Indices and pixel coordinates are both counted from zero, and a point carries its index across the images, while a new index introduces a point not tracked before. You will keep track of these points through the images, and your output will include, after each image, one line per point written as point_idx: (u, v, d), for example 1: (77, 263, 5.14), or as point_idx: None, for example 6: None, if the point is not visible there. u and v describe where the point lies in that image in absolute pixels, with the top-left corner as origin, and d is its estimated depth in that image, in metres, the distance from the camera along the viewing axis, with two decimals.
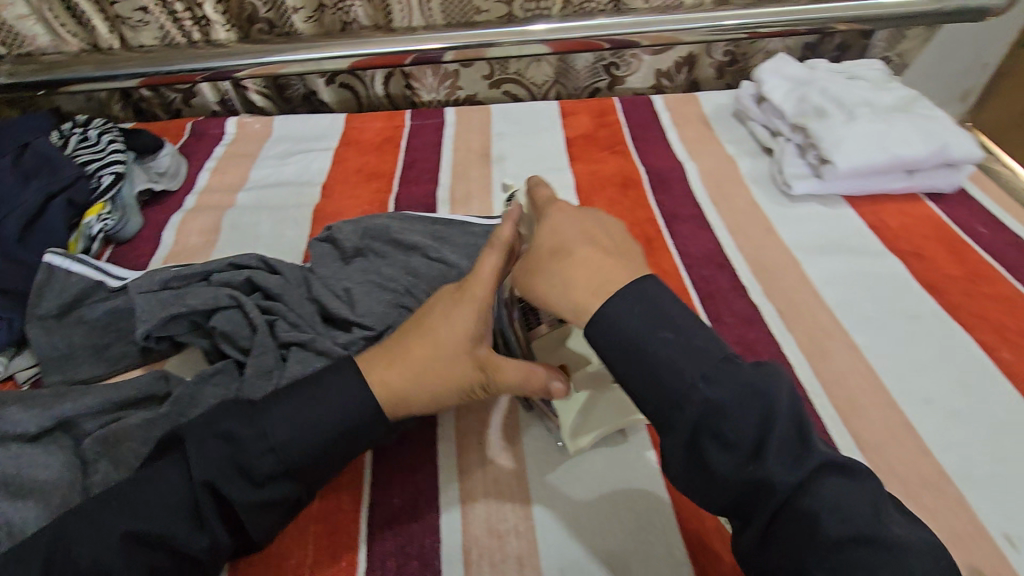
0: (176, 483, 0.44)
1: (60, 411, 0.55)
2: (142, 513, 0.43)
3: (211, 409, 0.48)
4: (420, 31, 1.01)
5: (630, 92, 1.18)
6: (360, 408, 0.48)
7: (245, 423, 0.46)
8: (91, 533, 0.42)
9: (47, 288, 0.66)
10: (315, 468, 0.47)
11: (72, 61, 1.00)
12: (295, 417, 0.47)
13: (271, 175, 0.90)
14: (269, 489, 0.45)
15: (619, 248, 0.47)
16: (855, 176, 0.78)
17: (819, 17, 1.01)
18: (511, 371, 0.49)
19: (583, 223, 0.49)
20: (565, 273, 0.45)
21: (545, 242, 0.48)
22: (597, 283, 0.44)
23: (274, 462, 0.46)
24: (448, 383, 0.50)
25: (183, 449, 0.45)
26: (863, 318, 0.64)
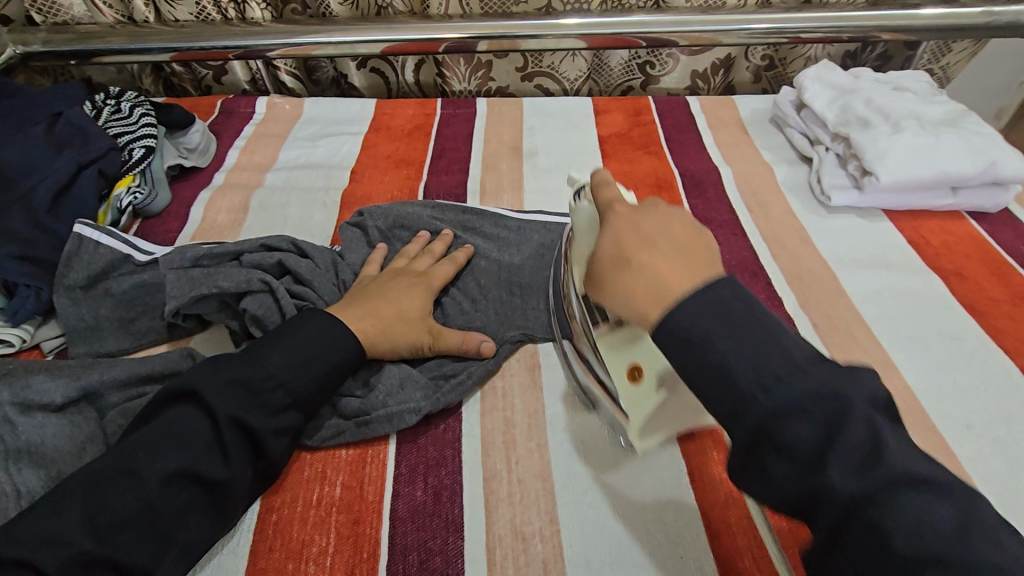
0: (196, 425, 0.47)
1: (86, 382, 0.54)
2: (167, 453, 0.46)
3: (210, 361, 0.51)
4: (456, 20, 0.99)
5: (663, 91, 1.16)
6: (343, 346, 0.54)
7: (254, 370, 0.50)
8: (127, 479, 0.44)
9: (75, 259, 0.66)
10: (315, 396, 0.53)
11: (107, 33, 0.99)
12: (292, 357, 0.52)
13: (300, 157, 0.89)
14: (283, 418, 0.50)
15: (685, 252, 0.44)
16: (898, 191, 0.76)
17: (866, 25, 0.98)
18: (451, 335, 0.60)
19: (646, 227, 0.47)
20: (629, 283, 0.43)
21: (607, 251, 0.46)
22: (655, 290, 0.42)
23: (283, 397, 0.50)
24: (398, 340, 0.58)
25: (196, 397, 0.48)
26: (904, 339, 0.64)
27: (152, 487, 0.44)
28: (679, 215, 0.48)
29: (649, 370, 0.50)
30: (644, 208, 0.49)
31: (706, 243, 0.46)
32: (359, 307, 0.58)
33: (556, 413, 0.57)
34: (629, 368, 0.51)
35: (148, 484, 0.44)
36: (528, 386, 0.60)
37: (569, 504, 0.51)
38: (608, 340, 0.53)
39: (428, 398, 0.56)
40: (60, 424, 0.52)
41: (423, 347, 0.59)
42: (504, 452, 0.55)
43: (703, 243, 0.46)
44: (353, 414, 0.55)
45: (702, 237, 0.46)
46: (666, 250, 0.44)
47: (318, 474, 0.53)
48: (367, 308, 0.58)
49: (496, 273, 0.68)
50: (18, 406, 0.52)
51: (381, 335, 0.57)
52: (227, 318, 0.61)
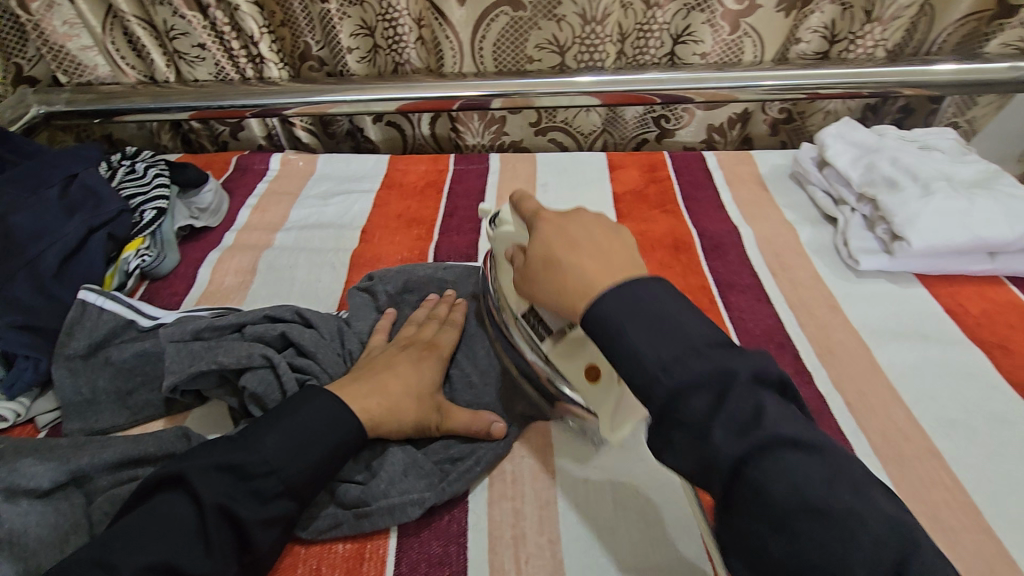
0: (180, 515, 0.44)
1: (75, 465, 0.52)
2: (146, 545, 0.42)
3: (203, 445, 0.49)
4: (470, 78, 1.00)
5: (679, 145, 1.15)
6: (342, 424, 0.51)
7: (248, 454, 0.47)
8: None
9: (77, 327, 0.64)
10: (311, 484, 0.49)
11: (128, 92, 1.01)
12: (288, 440, 0.48)
13: (312, 216, 0.88)
14: (274, 506, 0.47)
15: (609, 248, 0.48)
16: (930, 255, 0.72)
17: (887, 80, 0.96)
18: (461, 415, 0.56)
19: (570, 232, 0.50)
20: (562, 282, 0.47)
21: (537, 252, 0.50)
22: (585, 288, 0.45)
23: (276, 484, 0.47)
24: (406, 418, 0.55)
25: (183, 484, 0.45)
26: (947, 421, 0.59)
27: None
28: (596, 217, 0.52)
29: (602, 368, 0.52)
30: (570, 213, 0.52)
31: (625, 240, 0.50)
32: (363, 382, 0.55)
33: (572, 505, 0.53)
34: (585, 369, 0.53)
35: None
36: (540, 472, 0.56)
37: None
38: (561, 350, 0.55)
39: (431, 488, 0.53)
40: (43, 512, 0.49)
41: (429, 426, 0.56)
42: (513, 549, 0.50)
43: (625, 246, 0.49)
44: (353, 504, 0.51)
45: (620, 237, 0.50)
46: (594, 256, 0.47)
47: (312, 572, 0.49)
48: (371, 384, 0.55)
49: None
50: (2, 492, 0.49)
51: (386, 416, 0.54)
52: (226, 393, 0.58)
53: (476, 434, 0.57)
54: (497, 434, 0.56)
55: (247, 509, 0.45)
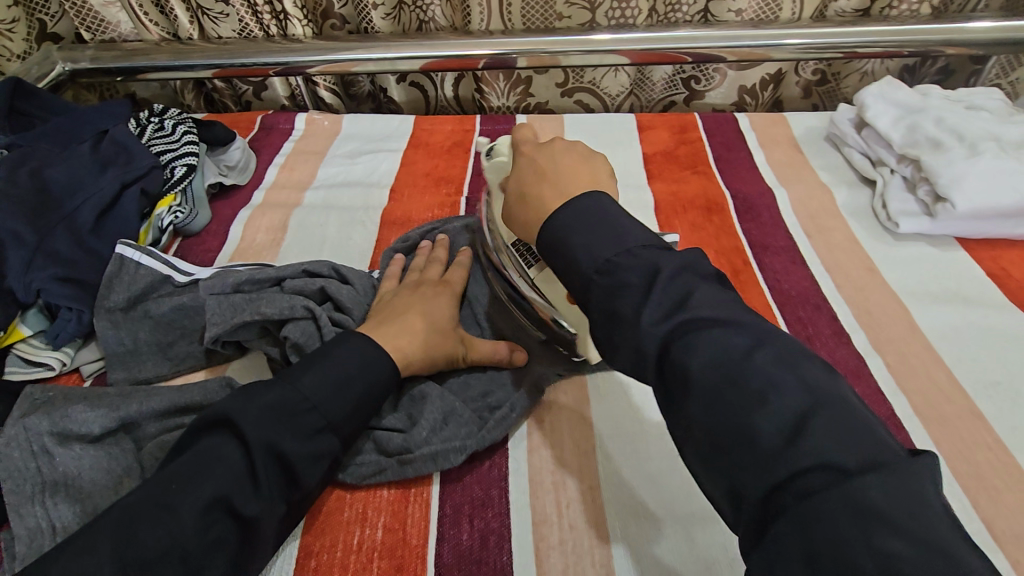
0: (228, 453, 0.44)
1: (124, 413, 0.53)
2: (199, 483, 0.43)
3: (242, 389, 0.49)
4: (498, 35, 0.97)
5: (708, 107, 1.12)
6: (379, 365, 0.51)
7: (288, 392, 0.47)
8: (158, 514, 0.41)
9: (116, 281, 0.65)
10: (350, 419, 0.50)
11: (151, 50, 0.99)
12: (327, 379, 0.49)
13: (339, 175, 0.88)
14: (319, 443, 0.47)
15: (575, 171, 0.52)
16: (974, 218, 0.70)
17: (931, 38, 0.93)
18: (483, 344, 0.58)
19: (542, 163, 0.53)
20: (526, 210, 0.52)
21: (512, 189, 0.54)
22: (536, 210, 0.50)
23: (318, 419, 0.48)
24: (435, 349, 0.56)
25: (230, 425, 0.46)
26: (989, 383, 0.58)
27: (183, 522, 0.41)
28: (572, 147, 0.55)
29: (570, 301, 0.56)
30: (549, 146, 0.55)
31: (596, 163, 0.54)
32: (394, 325, 0.55)
33: (611, 455, 0.54)
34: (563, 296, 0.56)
35: (179, 518, 0.41)
36: (577, 424, 0.56)
37: (625, 557, 0.47)
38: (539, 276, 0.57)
39: (472, 435, 0.53)
40: (98, 456, 0.51)
41: (457, 358, 0.57)
42: (555, 495, 0.51)
43: (593, 164, 0.53)
44: (395, 451, 0.52)
45: (587, 162, 0.53)
46: (553, 178, 0.51)
47: (359, 515, 0.50)
48: (400, 325, 0.55)
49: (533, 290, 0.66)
50: (56, 437, 0.51)
51: (416, 347, 0.55)
52: (267, 345, 0.59)
53: (499, 363, 0.58)
54: (520, 361, 0.58)
55: (291, 445, 0.46)
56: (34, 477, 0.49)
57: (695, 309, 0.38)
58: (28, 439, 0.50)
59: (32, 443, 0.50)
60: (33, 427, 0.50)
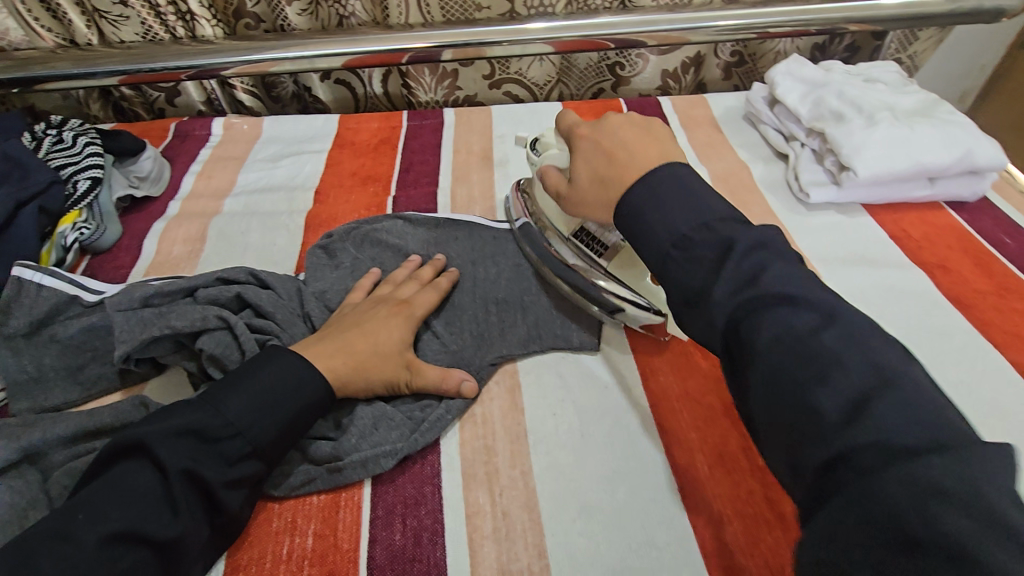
0: (144, 480, 0.42)
1: (27, 442, 0.50)
2: (110, 513, 0.41)
3: (159, 412, 0.46)
4: (417, 29, 0.96)
5: (635, 92, 1.14)
6: (309, 386, 0.50)
7: (210, 416, 0.46)
8: (59, 549, 0.39)
9: (15, 305, 0.61)
10: (279, 442, 0.48)
11: (46, 58, 0.93)
12: (253, 401, 0.47)
13: (261, 179, 0.85)
14: (241, 468, 0.46)
15: (644, 145, 0.52)
16: (875, 184, 0.75)
17: (835, 17, 0.97)
18: (431, 371, 0.55)
19: (604, 142, 0.53)
20: (606, 196, 0.52)
21: (582, 173, 0.54)
22: (614, 181, 0.51)
23: (243, 445, 0.46)
24: (377, 378, 0.54)
25: (146, 453, 0.43)
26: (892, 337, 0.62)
27: (88, 554, 0.39)
28: (628, 118, 0.55)
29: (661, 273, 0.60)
30: (602, 124, 0.56)
31: (658, 132, 0.54)
32: (331, 344, 0.53)
33: (542, 438, 0.54)
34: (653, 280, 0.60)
35: (83, 549, 0.39)
36: (509, 411, 0.56)
37: (557, 535, 0.48)
38: (619, 261, 0.61)
39: (404, 439, 0.53)
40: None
41: (400, 384, 0.55)
42: (487, 484, 0.51)
43: (658, 136, 0.53)
44: (324, 459, 0.51)
45: (651, 133, 0.53)
46: (624, 158, 0.51)
47: (288, 524, 0.49)
48: (339, 345, 0.53)
49: (471, 286, 0.65)
50: None
51: (355, 373, 0.53)
52: (183, 359, 0.57)
53: (446, 392, 0.56)
54: (467, 393, 0.55)
55: (214, 467, 0.44)
56: None
57: None
58: None
59: None
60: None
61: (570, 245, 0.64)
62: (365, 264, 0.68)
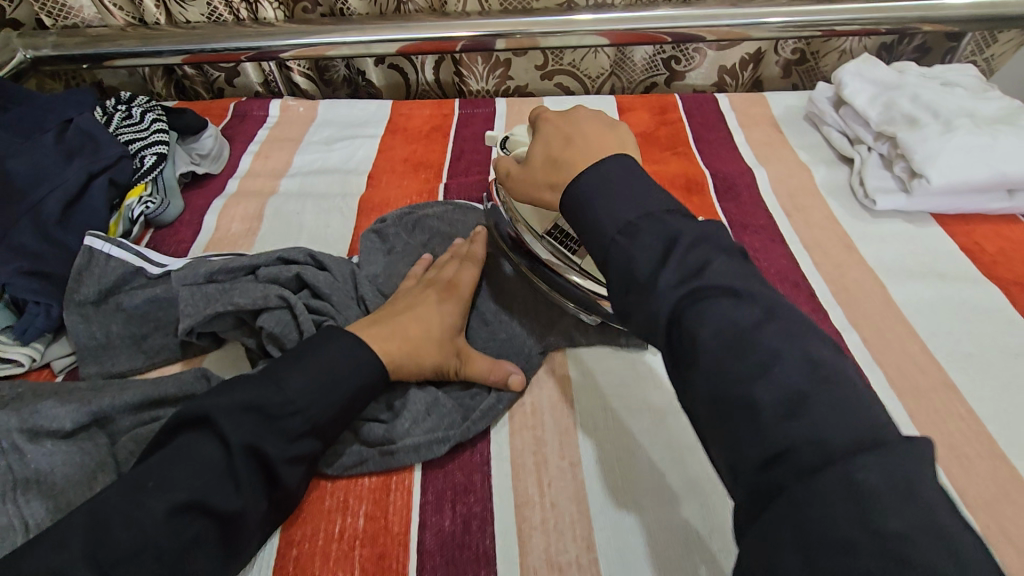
0: (208, 453, 0.44)
1: (96, 407, 0.52)
2: (177, 483, 0.42)
3: (222, 385, 0.47)
4: (474, 17, 0.96)
5: (689, 88, 1.12)
6: (367, 369, 0.50)
7: (271, 394, 0.46)
8: (130, 515, 0.40)
9: (86, 273, 0.63)
10: (336, 423, 0.49)
11: (117, 36, 0.96)
12: (312, 380, 0.48)
13: (316, 162, 0.86)
14: (300, 446, 0.47)
15: (596, 138, 0.52)
16: (949, 194, 0.71)
17: (909, 17, 0.93)
18: (480, 361, 0.55)
19: (566, 127, 0.54)
20: (548, 175, 0.53)
21: (535, 151, 0.54)
22: (555, 170, 0.52)
23: (301, 423, 0.47)
24: (428, 364, 0.54)
25: (211, 425, 0.44)
26: (962, 354, 0.59)
27: (156, 522, 0.40)
28: (593, 114, 0.56)
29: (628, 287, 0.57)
30: (569, 114, 0.56)
31: (619, 133, 0.54)
32: (386, 328, 0.54)
33: (592, 434, 0.54)
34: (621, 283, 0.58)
35: (151, 517, 0.40)
36: (559, 404, 0.56)
37: (606, 531, 0.47)
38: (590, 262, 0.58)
39: (456, 427, 0.53)
40: (72, 450, 0.50)
41: (449, 371, 0.55)
42: (536, 477, 0.51)
43: (616, 130, 0.54)
44: (377, 442, 0.52)
45: (613, 131, 0.54)
46: (578, 146, 0.52)
47: (340, 503, 0.50)
48: (393, 328, 0.54)
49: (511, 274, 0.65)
50: (25, 433, 0.49)
51: (408, 358, 0.53)
52: (243, 335, 0.58)
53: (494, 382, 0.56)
54: (515, 385, 0.55)
55: (275, 442, 0.45)
56: (5, 475, 0.48)
57: (745, 303, 0.37)
58: None
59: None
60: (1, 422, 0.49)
61: (547, 242, 0.61)
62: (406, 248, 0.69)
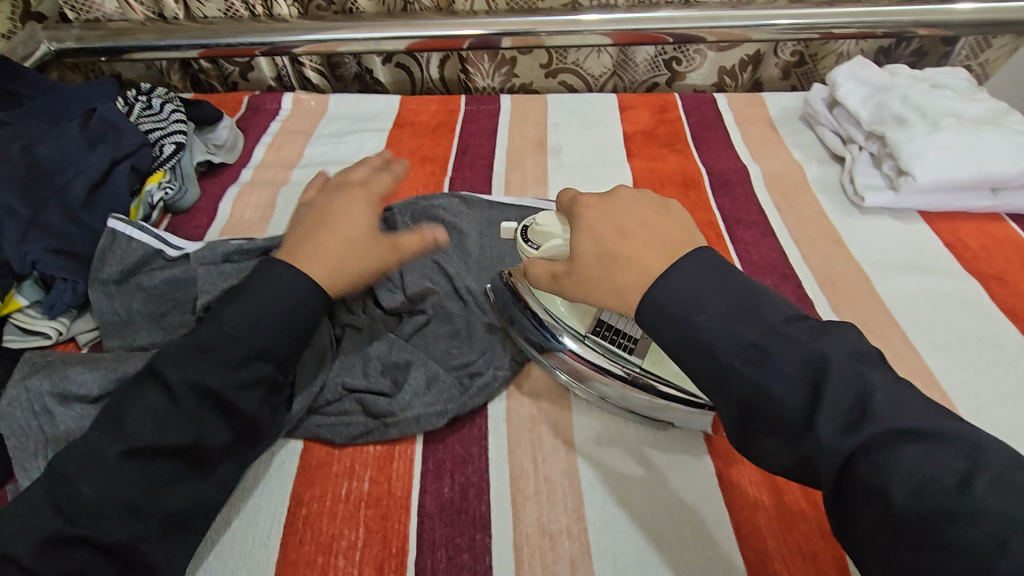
0: (152, 401, 0.47)
1: (120, 374, 0.55)
2: (133, 431, 0.46)
3: (174, 339, 0.50)
4: (481, 15, 0.99)
5: (689, 88, 1.15)
6: (305, 293, 0.50)
7: (209, 330, 0.48)
8: (94, 462, 0.45)
9: (109, 254, 0.67)
10: (280, 350, 0.50)
11: (137, 29, 1.00)
12: (244, 309, 0.49)
13: (327, 153, 0.90)
14: (243, 373, 0.48)
15: (656, 232, 0.48)
16: (935, 192, 0.74)
17: (904, 21, 0.95)
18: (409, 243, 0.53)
19: (616, 218, 0.49)
20: (614, 275, 0.46)
21: (587, 246, 0.48)
22: (618, 269, 0.46)
23: (241, 351, 0.48)
24: (369, 266, 0.53)
25: (156, 375, 0.48)
26: (940, 344, 0.62)
27: (112, 466, 0.44)
28: (639, 195, 0.51)
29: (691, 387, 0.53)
30: (610, 197, 0.51)
31: (673, 216, 0.50)
32: (303, 246, 0.52)
33: (585, 413, 0.57)
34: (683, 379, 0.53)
35: (109, 462, 0.44)
36: (553, 385, 0.60)
37: (595, 500, 0.51)
38: (651, 356, 0.54)
39: (454, 401, 0.56)
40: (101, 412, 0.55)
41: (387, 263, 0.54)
42: (531, 450, 0.55)
43: (667, 215, 0.50)
44: (380, 413, 0.55)
45: (669, 215, 0.49)
46: (639, 241, 0.47)
47: (347, 469, 0.53)
48: (313, 244, 0.52)
49: (481, 241, 0.72)
50: (56, 397, 0.54)
51: (342, 267, 0.52)
52: None
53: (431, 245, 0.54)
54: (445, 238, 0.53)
55: (249, 391, 0.49)
56: (37, 434, 0.53)
57: None
58: (31, 398, 0.54)
59: (33, 403, 0.54)
60: (35, 387, 0.54)
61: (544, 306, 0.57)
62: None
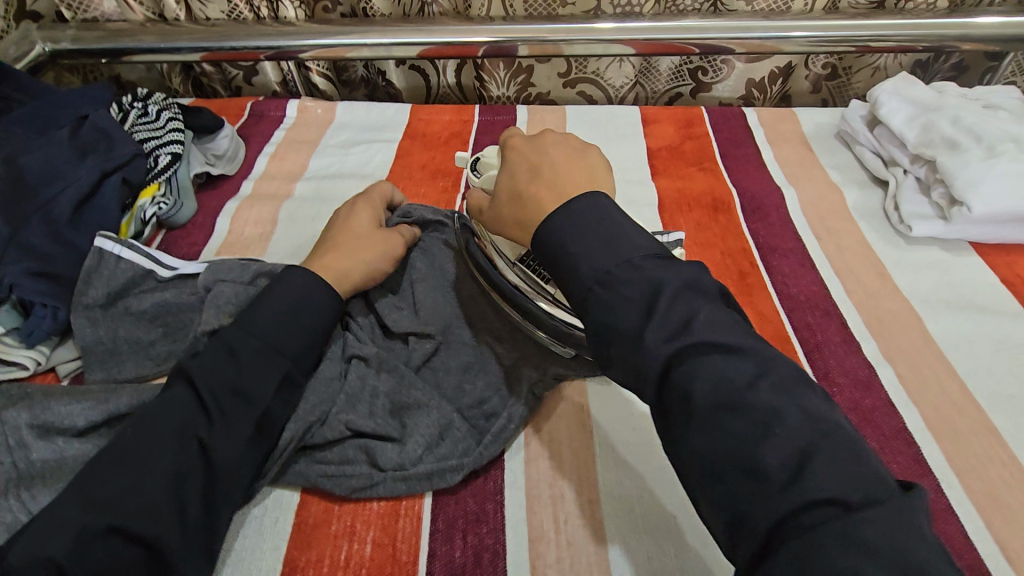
0: (142, 458, 0.43)
1: (114, 408, 0.50)
2: (121, 495, 0.41)
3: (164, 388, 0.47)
4: (498, 21, 0.93)
5: (714, 100, 1.09)
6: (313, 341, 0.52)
7: (212, 376, 0.47)
8: (71, 533, 0.39)
9: (95, 275, 0.62)
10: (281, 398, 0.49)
11: (136, 30, 0.95)
12: (249, 357, 0.48)
13: (332, 165, 0.84)
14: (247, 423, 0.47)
15: (567, 168, 0.49)
16: (989, 223, 0.68)
17: (950, 34, 0.89)
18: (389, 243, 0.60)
19: (533, 157, 0.50)
20: (520, 214, 0.48)
21: (503, 185, 0.51)
22: (525, 207, 0.48)
23: (246, 401, 0.47)
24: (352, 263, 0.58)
25: (147, 427, 0.44)
26: (1002, 395, 0.56)
27: (99, 536, 0.39)
28: (564, 138, 0.53)
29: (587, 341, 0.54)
30: (535, 139, 0.53)
31: (594, 157, 0.51)
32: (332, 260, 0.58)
33: (612, 466, 0.52)
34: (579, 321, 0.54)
35: (96, 533, 0.39)
36: (577, 431, 0.54)
37: (624, 571, 0.45)
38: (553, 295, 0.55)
39: (469, 454, 0.51)
40: (84, 448, 0.50)
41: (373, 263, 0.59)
42: (552, 510, 0.49)
43: (587, 157, 0.51)
44: (390, 466, 0.50)
45: (582, 157, 0.50)
46: (548, 177, 0.48)
47: (347, 528, 0.48)
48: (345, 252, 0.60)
49: None
50: (36, 429, 0.49)
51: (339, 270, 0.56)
52: None
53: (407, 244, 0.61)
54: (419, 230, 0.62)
55: (235, 428, 0.46)
56: (9, 471, 0.47)
57: None
58: (7, 432, 0.48)
59: (6, 438, 0.48)
60: (13, 420, 0.49)
61: (520, 269, 0.56)
62: (369, 217, 0.64)
